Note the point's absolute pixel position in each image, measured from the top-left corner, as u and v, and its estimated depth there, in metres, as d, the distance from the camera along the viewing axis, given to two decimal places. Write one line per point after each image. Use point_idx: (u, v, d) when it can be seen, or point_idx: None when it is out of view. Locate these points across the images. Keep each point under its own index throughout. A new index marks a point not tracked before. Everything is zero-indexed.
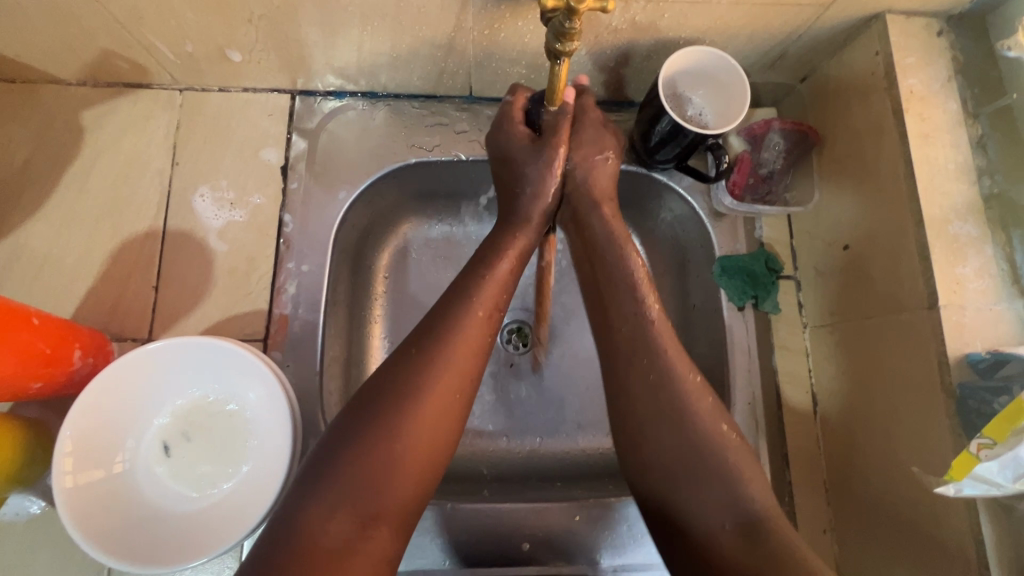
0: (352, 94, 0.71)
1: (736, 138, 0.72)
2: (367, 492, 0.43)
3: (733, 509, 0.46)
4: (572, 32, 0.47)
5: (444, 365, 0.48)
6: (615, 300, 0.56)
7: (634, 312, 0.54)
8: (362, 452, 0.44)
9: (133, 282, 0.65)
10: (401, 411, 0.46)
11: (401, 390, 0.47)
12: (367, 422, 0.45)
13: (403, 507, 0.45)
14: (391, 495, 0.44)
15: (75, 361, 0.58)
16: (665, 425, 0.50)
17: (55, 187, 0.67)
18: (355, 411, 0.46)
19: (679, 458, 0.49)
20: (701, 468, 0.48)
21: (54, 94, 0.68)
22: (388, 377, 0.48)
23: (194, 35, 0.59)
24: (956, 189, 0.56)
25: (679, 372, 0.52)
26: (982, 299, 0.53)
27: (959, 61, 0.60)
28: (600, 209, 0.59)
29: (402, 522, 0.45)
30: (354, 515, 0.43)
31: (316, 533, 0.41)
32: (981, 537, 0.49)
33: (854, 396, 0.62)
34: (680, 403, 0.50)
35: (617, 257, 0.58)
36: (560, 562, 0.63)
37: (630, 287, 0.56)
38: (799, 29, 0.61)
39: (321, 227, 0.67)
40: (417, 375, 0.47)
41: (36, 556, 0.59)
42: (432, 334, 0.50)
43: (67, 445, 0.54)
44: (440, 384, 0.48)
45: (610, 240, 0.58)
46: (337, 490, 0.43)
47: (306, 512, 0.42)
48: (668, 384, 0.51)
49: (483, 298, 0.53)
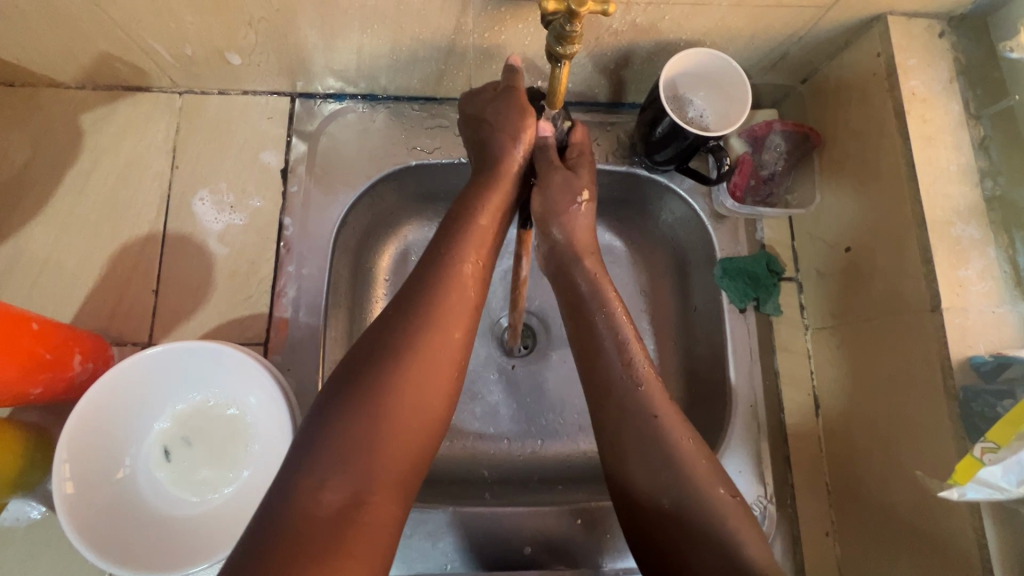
0: (352, 96, 0.71)
1: (737, 139, 0.72)
2: (362, 457, 0.42)
3: (724, 561, 0.44)
4: (573, 34, 0.46)
5: (432, 326, 0.47)
6: (604, 357, 0.54)
7: (622, 368, 0.53)
8: (355, 417, 0.43)
9: (133, 285, 0.65)
10: (387, 374, 0.44)
11: (386, 351, 0.45)
12: (353, 387, 0.44)
13: (399, 474, 0.43)
14: (386, 460, 0.42)
15: (75, 366, 0.58)
16: (660, 490, 0.47)
17: (54, 190, 0.66)
18: (339, 378, 0.45)
19: (672, 516, 0.46)
20: (694, 526, 0.45)
21: (53, 98, 0.67)
22: (375, 341, 0.46)
23: (193, 38, 0.59)
24: (959, 190, 0.55)
25: (672, 430, 0.50)
26: (985, 302, 0.53)
27: (961, 63, 0.59)
28: (583, 262, 0.59)
29: (397, 490, 0.43)
30: (350, 481, 0.41)
31: (312, 500, 0.40)
32: (985, 541, 0.49)
33: (856, 398, 0.62)
34: (673, 465, 0.48)
35: (595, 285, 0.58)
36: (562, 566, 0.62)
37: (619, 346, 0.54)
38: (800, 30, 0.61)
39: (321, 230, 0.67)
40: (403, 337, 0.46)
41: (36, 561, 0.59)
42: (415, 296, 0.49)
43: (66, 451, 0.53)
44: (427, 344, 0.47)
45: (593, 291, 0.57)
46: (331, 455, 0.41)
47: (300, 480, 0.40)
48: (662, 445, 0.49)
49: (468, 254, 0.52)
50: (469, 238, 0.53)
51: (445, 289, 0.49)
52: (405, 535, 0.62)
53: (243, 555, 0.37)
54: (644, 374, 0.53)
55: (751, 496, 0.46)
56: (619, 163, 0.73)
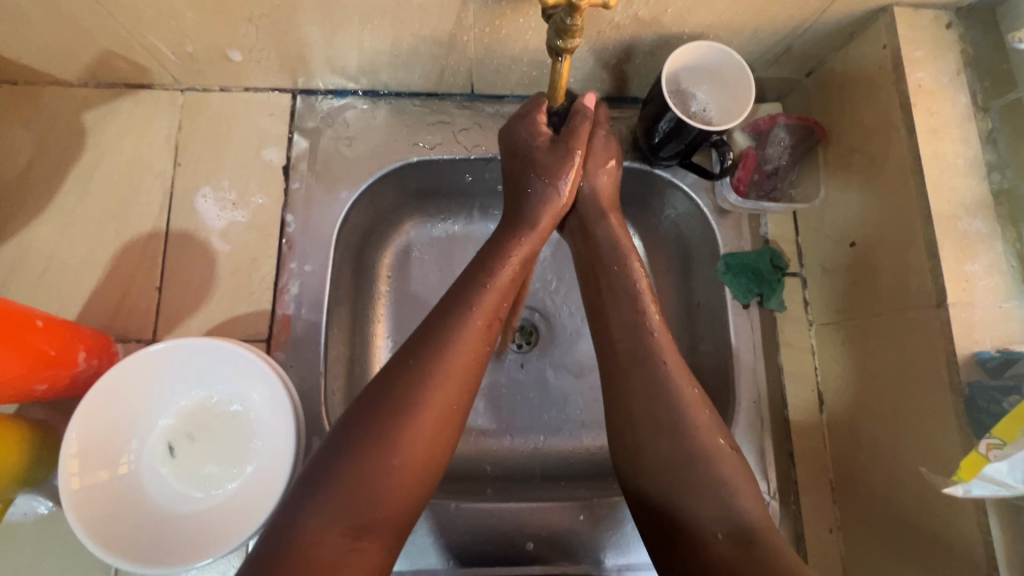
0: (353, 93, 0.71)
1: (741, 133, 0.72)
2: (359, 504, 0.43)
3: (724, 517, 0.46)
4: (573, 28, 0.47)
5: (442, 378, 0.48)
6: (614, 307, 0.57)
7: (633, 320, 0.56)
8: (357, 463, 0.44)
9: (137, 282, 0.65)
10: (397, 420, 0.46)
11: (397, 402, 0.46)
12: (361, 433, 0.45)
13: (394, 518, 0.45)
14: (384, 506, 0.44)
15: (79, 363, 0.58)
16: (661, 436, 0.50)
17: (58, 188, 0.67)
18: (351, 421, 0.46)
19: (673, 463, 0.49)
20: (693, 476, 0.48)
21: (57, 96, 0.68)
22: (383, 387, 0.47)
23: (194, 35, 0.59)
24: (965, 184, 0.55)
25: (678, 383, 0.52)
26: (992, 297, 0.52)
27: (969, 54, 0.59)
28: (605, 218, 0.62)
29: (393, 532, 0.45)
30: (347, 526, 0.42)
31: (310, 544, 0.41)
32: (990, 538, 0.48)
33: (861, 394, 0.62)
34: (677, 415, 0.50)
35: (614, 237, 0.61)
36: (564, 561, 0.63)
37: (632, 297, 0.57)
38: (805, 22, 0.60)
39: (322, 227, 0.67)
40: (416, 388, 0.47)
41: (43, 555, 0.60)
42: (430, 344, 0.49)
43: (73, 446, 0.54)
44: (437, 399, 0.47)
45: (610, 242, 0.61)
46: (331, 500, 0.43)
47: (299, 523, 0.42)
48: (667, 395, 0.51)
49: (483, 307, 0.53)
50: (489, 291, 0.54)
51: (460, 342, 0.50)
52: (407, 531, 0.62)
53: None
54: (654, 326, 0.55)
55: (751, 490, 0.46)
56: (622, 158, 0.72)
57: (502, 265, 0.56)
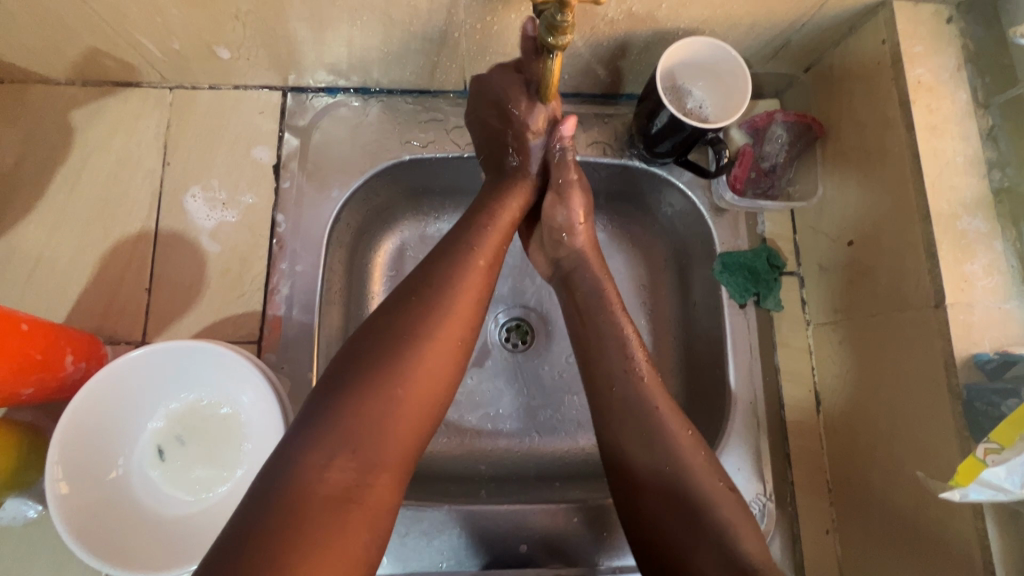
0: (344, 90, 0.70)
1: (737, 131, 0.71)
2: (365, 438, 0.43)
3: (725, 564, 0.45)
4: (564, 25, 0.45)
5: (443, 314, 0.50)
6: (604, 350, 0.56)
7: (624, 370, 0.54)
8: (362, 398, 0.45)
9: (126, 283, 0.65)
10: (401, 356, 0.47)
11: (401, 338, 0.48)
12: (363, 371, 0.46)
13: (400, 456, 0.45)
14: (391, 441, 0.44)
15: (66, 366, 0.57)
16: (659, 487, 0.49)
17: (45, 188, 0.66)
18: (351, 359, 0.47)
19: (674, 487, 0.49)
20: (692, 524, 0.47)
21: (43, 94, 0.67)
22: (384, 328, 0.48)
23: (180, 32, 0.58)
24: (965, 182, 0.54)
25: (671, 427, 0.51)
26: (991, 297, 0.51)
27: (970, 49, 0.57)
28: (586, 266, 0.61)
29: (399, 473, 0.45)
30: (354, 460, 0.42)
31: (315, 479, 0.41)
32: (988, 542, 0.48)
33: (858, 395, 0.61)
34: (673, 461, 0.50)
35: (599, 287, 0.60)
36: (559, 564, 0.62)
37: (620, 342, 0.56)
38: (803, 17, 0.59)
39: (314, 227, 0.66)
40: (418, 323, 0.49)
41: (33, 558, 0.59)
42: (432, 284, 0.51)
43: (58, 453, 0.53)
44: (439, 334, 0.49)
45: (594, 287, 0.60)
46: (337, 434, 0.43)
47: (306, 458, 0.42)
48: (663, 441, 0.51)
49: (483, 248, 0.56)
50: (490, 232, 0.57)
51: (461, 279, 0.52)
52: (399, 534, 0.61)
53: (246, 520, 0.39)
54: (644, 372, 0.54)
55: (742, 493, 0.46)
56: (617, 156, 0.71)
57: (499, 210, 0.60)
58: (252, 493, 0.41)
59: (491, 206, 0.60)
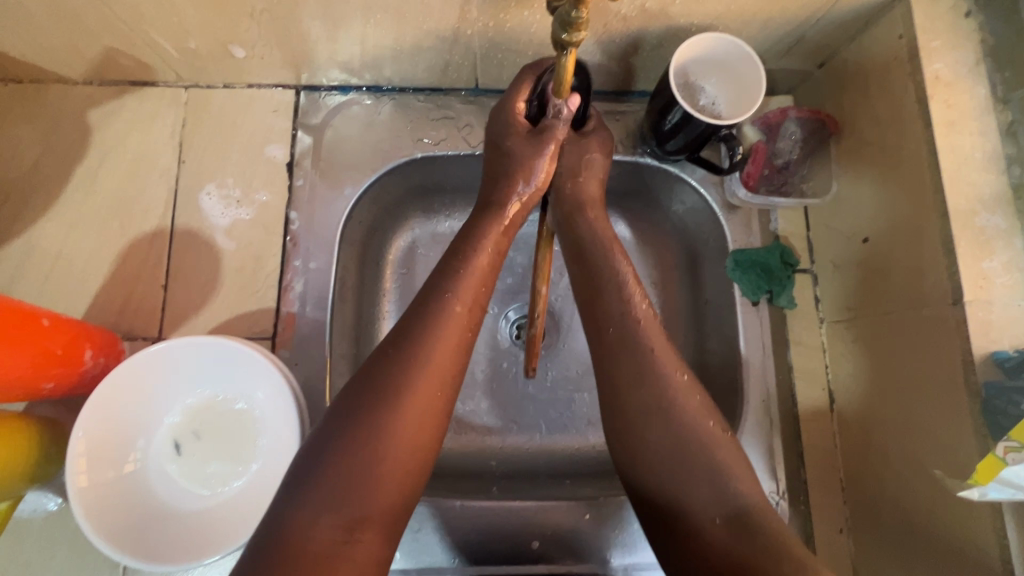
0: (356, 88, 0.70)
1: (750, 128, 0.70)
2: (352, 495, 0.43)
3: (722, 503, 0.45)
4: (579, 21, 0.45)
5: (428, 362, 0.48)
6: (600, 288, 0.55)
7: (622, 310, 0.53)
8: (349, 454, 0.44)
9: (143, 280, 0.65)
10: (384, 408, 0.45)
11: (382, 391, 0.46)
12: (346, 426, 0.45)
13: (387, 510, 0.44)
14: (376, 496, 0.44)
15: (86, 361, 0.58)
16: (654, 425, 0.48)
17: (63, 186, 0.67)
18: (336, 412, 0.46)
19: (672, 442, 0.48)
20: (694, 467, 0.47)
21: (62, 93, 0.68)
22: (372, 380, 0.47)
23: (195, 31, 0.59)
24: (984, 178, 0.53)
25: (668, 369, 0.50)
26: (1010, 294, 0.50)
27: (988, 44, 0.56)
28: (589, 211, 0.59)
29: (388, 525, 0.44)
30: (342, 517, 0.42)
31: (304, 539, 0.41)
32: (1006, 542, 0.47)
33: (872, 393, 0.61)
34: (665, 402, 0.49)
35: (594, 227, 0.58)
36: (570, 561, 0.62)
37: (617, 284, 0.54)
38: (818, 12, 0.59)
39: (326, 224, 0.67)
40: (405, 375, 0.47)
41: (52, 551, 0.60)
42: (416, 327, 0.50)
43: (80, 446, 0.54)
44: (423, 385, 0.47)
45: (588, 225, 0.58)
46: (324, 492, 0.42)
47: (293, 516, 0.41)
48: (658, 385, 0.50)
49: (460, 293, 0.52)
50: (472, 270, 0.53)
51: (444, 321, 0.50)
52: (411, 529, 0.62)
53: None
54: (642, 312, 0.53)
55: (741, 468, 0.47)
56: (629, 153, 0.71)
57: (474, 246, 0.55)
58: (248, 549, 0.41)
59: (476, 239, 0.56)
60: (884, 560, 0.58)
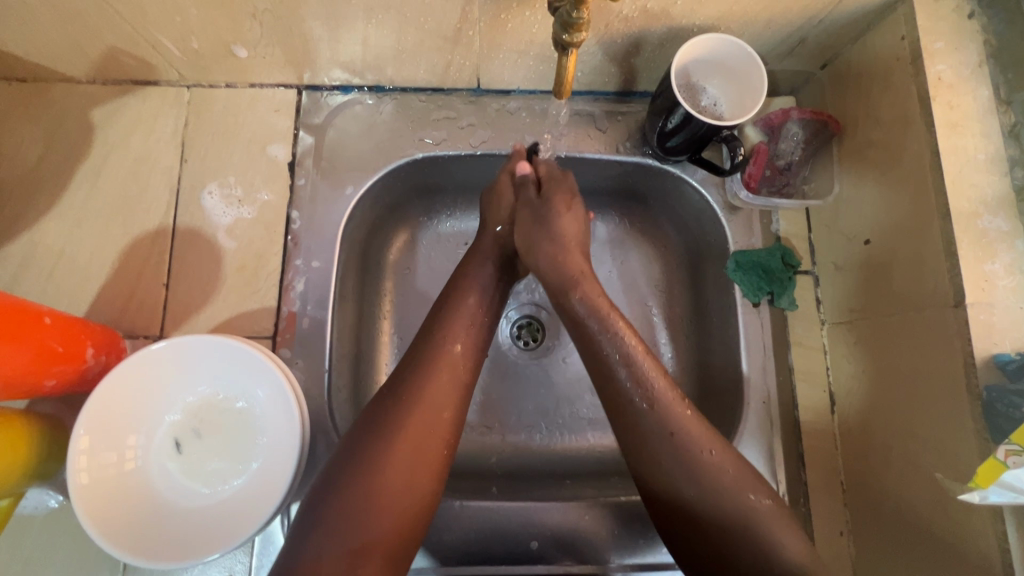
0: (358, 88, 0.71)
1: (753, 129, 0.72)
2: (355, 524, 0.47)
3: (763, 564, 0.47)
4: (580, 21, 0.46)
5: (422, 403, 0.53)
6: (617, 379, 0.56)
7: (636, 387, 0.55)
8: (351, 492, 0.48)
9: (145, 278, 0.66)
10: (383, 448, 0.50)
11: (379, 432, 0.51)
12: (351, 467, 0.50)
13: (392, 543, 0.48)
14: (378, 527, 0.47)
15: (88, 359, 0.58)
16: (684, 480, 0.51)
17: (66, 185, 0.67)
18: (342, 457, 0.51)
19: (715, 518, 0.49)
20: (734, 523, 0.49)
21: (65, 92, 0.68)
22: (372, 425, 0.52)
23: (198, 31, 0.59)
24: (987, 180, 0.52)
25: (696, 443, 0.52)
26: (1013, 297, 0.50)
27: (992, 45, 0.56)
28: (577, 283, 0.62)
29: (392, 554, 0.48)
30: (345, 549, 0.46)
31: (313, 568, 0.45)
32: (1007, 544, 0.47)
33: (872, 394, 0.61)
34: (697, 469, 0.51)
35: (588, 299, 0.60)
36: (571, 561, 0.62)
37: (624, 357, 0.56)
38: (820, 13, 0.59)
39: (328, 223, 0.67)
40: (399, 416, 0.52)
41: (54, 547, 0.60)
42: (406, 378, 0.55)
43: (82, 442, 0.55)
44: (416, 424, 0.52)
45: (599, 319, 0.59)
46: (330, 528, 0.47)
47: (300, 553, 0.46)
48: (686, 457, 0.51)
49: (455, 332, 0.59)
50: (459, 325, 0.60)
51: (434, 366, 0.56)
52: None
53: None
54: (657, 389, 0.55)
55: (784, 530, 0.48)
56: (631, 154, 0.71)
57: (465, 299, 0.62)
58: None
59: (466, 299, 0.62)
60: (886, 562, 0.58)
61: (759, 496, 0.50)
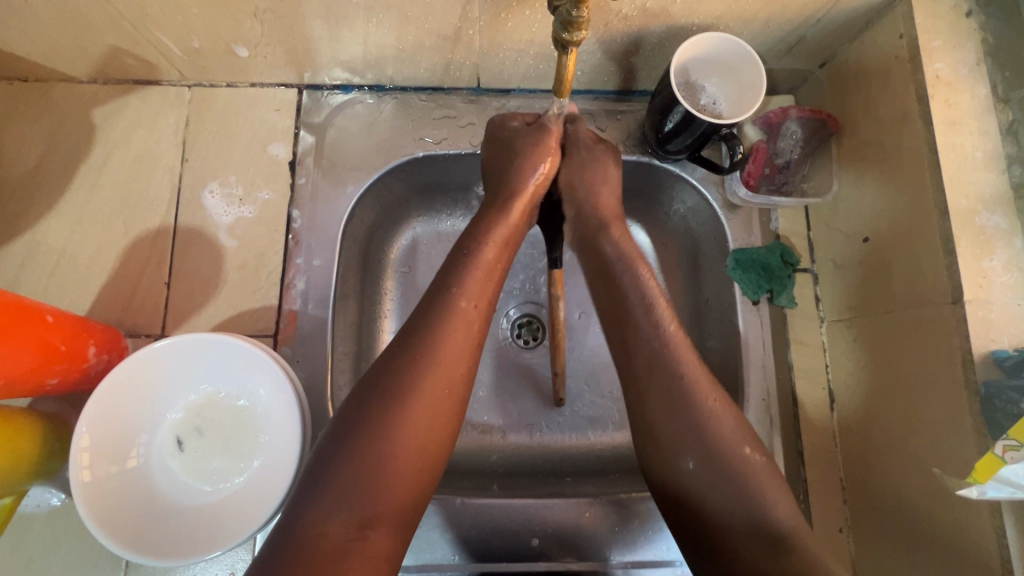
0: (359, 87, 0.71)
1: (751, 128, 0.71)
2: (364, 491, 0.44)
3: (752, 524, 0.46)
4: (580, 20, 0.46)
5: (437, 359, 0.49)
6: (636, 326, 0.55)
7: (652, 330, 0.54)
8: (360, 455, 0.45)
9: (146, 277, 0.66)
10: (397, 410, 0.47)
11: (392, 391, 0.47)
12: (360, 427, 0.46)
13: (399, 510, 0.45)
14: (388, 495, 0.45)
15: (89, 358, 0.58)
16: (688, 446, 0.50)
17: (67, 185, 0.67)
18: (350, 414, 0.47)
19: (702, 482, 0.49)
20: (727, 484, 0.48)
21: (65, 92, 0.68)
22: (382, 381, 0.48)
23: (199, 30, 0.59)
24: (984, 177, 0.53)
25: (699, 391, 0.51)
26: (1011, 294, 0.50)
27: (989, 43, 0.56)
28: (608, 231, 0.61)
29: (400, 522, 0.45)
30: (353, 517, 0.43)
31: (316, 536, 0.42)
32: (1005, 539, 0.47)
33: (871, 391, 0.61)
34: (699, 426, 0.50)
35: (619, 245, 0.60)
36: (572, 558, 0.62)
37: (646, 303, 0.56)
38: (819, 12, 0.59)
39: (329, 222, 0.67)
40: (414, 369, 0.48)
41: (56, 546, 0.61)
42: (421, 330, 0.51)
43: (84, 440, 0.55)
44: (432, 383, 0.49)
45: (626, 265, 0.59)
46: (337, 493, 0.44)
47: (302, 517, 0.43)
48: (692, 410, 0.51)
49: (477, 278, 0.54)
50: (475, 275, 0.55)
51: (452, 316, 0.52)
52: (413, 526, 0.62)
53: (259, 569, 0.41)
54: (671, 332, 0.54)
55: (775, 490, 0.48)
56: (631, 152, 0.72)
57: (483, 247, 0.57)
58: (265, 545, 0.43)
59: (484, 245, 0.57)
60: (885, 557, 0.58)
61: (753, 451, 0.50)
